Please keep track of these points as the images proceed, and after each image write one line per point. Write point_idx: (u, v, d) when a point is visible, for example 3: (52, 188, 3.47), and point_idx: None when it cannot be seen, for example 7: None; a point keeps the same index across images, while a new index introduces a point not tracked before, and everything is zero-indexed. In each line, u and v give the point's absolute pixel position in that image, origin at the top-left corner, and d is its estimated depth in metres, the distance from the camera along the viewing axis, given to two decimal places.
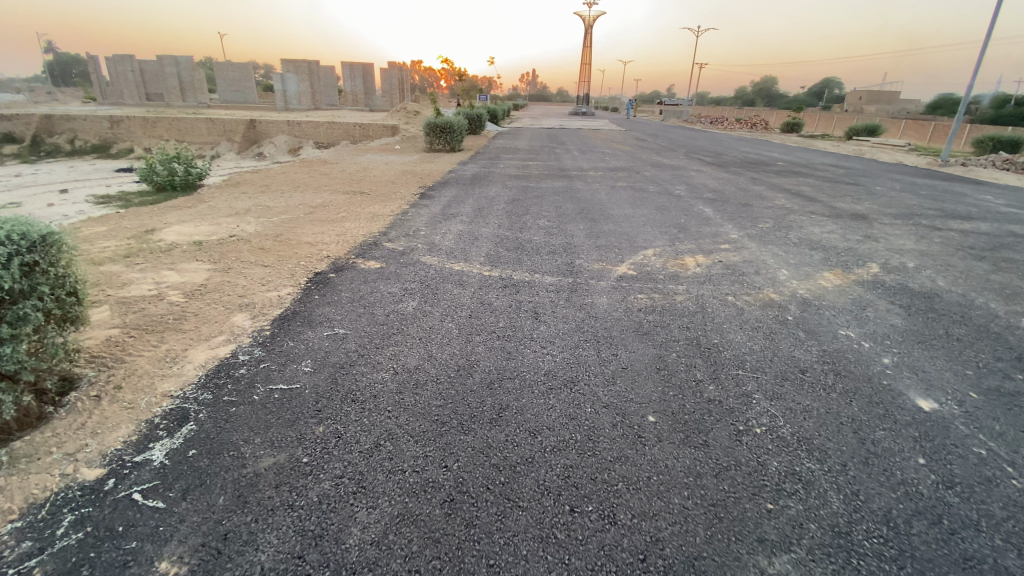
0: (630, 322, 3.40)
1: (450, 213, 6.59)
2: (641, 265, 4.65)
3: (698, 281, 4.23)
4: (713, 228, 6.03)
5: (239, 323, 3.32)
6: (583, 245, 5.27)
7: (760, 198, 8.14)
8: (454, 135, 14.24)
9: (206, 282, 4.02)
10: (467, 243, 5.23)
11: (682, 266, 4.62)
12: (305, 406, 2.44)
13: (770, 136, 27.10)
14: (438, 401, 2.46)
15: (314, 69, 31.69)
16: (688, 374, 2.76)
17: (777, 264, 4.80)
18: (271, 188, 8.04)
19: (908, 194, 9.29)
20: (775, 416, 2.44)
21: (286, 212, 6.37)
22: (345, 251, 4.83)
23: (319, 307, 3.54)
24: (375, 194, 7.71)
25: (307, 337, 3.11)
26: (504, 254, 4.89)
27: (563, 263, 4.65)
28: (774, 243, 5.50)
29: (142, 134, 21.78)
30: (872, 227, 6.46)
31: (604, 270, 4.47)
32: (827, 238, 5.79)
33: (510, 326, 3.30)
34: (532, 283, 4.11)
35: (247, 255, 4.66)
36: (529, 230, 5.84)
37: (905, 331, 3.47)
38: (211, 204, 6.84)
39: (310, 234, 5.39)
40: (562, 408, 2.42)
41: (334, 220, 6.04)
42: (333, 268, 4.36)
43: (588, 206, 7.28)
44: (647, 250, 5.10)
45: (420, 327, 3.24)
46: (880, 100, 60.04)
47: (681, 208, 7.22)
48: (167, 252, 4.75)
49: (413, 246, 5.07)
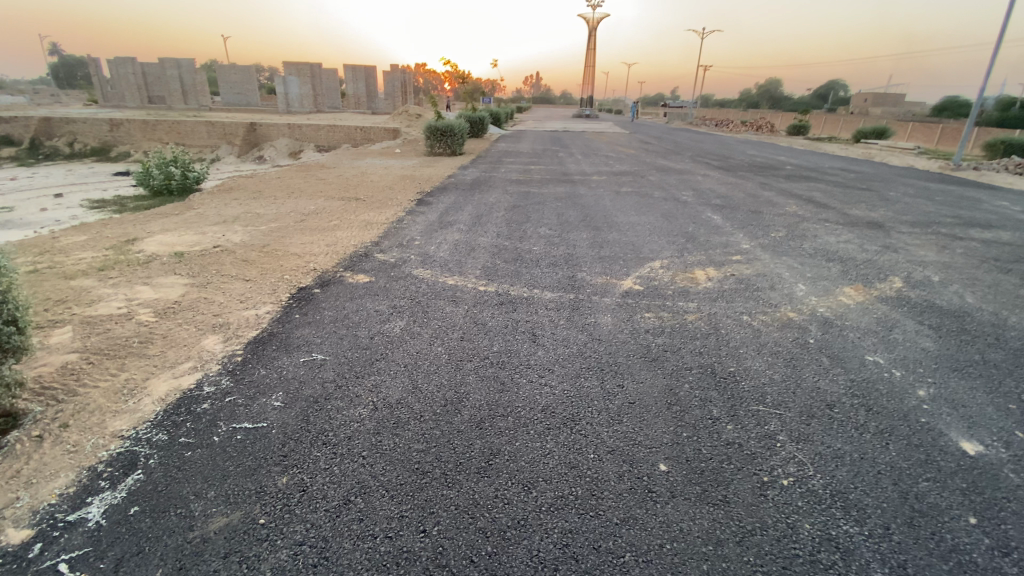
0: (637, 346, 3.10)
1: (447, 221, 6.31)
2: (648, 278, 4.36)
3: (710, 298, 3.94)
4: (723, 238, 5.73)
5: (209, 348, 3.04)
6: (586, 256, 4.98)
7: (771, 205, 7.84)
8: (455, 138, 14.01)
9: (181, 299, 3.76)
10: (463, 254, 4.95)
11: (692, 281, 4.32)
12: (269, 452, 2.15)
13: (776, 139, 26.76)
14: (420, 445, 2.17)
15: (317, 71, 31.56)
16: (703, 411, 2.46)
17: (793, 277, 4.50)
18: (264, 194, 7.80)
19: (923, 200, 8.97)
20: (803, 465, 2.14)
21: (277, 219, 6.12)
22: (333, 263, 4.56)
23: (299, 328, 3.27)
24: (370, 200, 7.46)
25: (281, 364, 2.82)
26: (502, 266, 4.60)
27: (565, 277, 4.36)
28: (788, 254, 5.20)
29: (142, 137, 21.65)
30: (889, 236, 6.15)
31: (608, 285, 4.18)
32: (844, 249, 5.49)
33: (505, 350, 3.00)
34: (531, 299, 3.83)
35: (229, 268, 4.40)
36: (530, 239, 5.56)
37: (938, 356, 3.16)
38: (200, 211, 6.59)
39: (299, 244, 5.13)
40: (561, 455, 2.12)
41: (326, 229, 5.77)
42: (319, 282, 4.08)
43: (591, 213, 7.01)
44: (654, 262, 4.81)
45: (406, 352, 2.95)
46: (886, 103, 59.49)
47: (689, 215, 6.92)
48: (145, 264, 4.49)
49: (406, 257, 4.80)
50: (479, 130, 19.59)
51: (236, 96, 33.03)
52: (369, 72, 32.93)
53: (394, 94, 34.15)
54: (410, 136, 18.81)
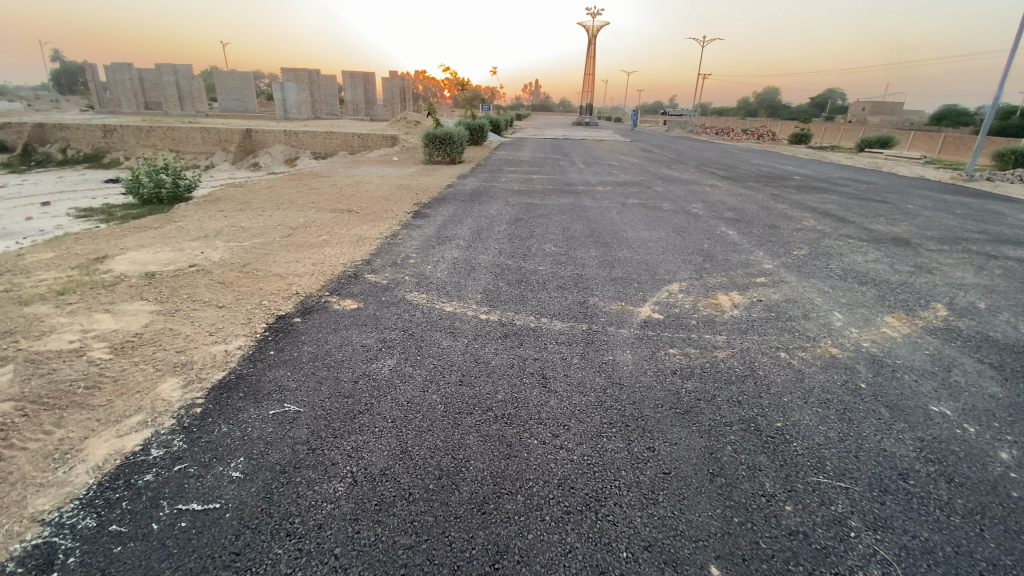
0: (665, 394, 2.65)
1: (445, 236, 5.89)
2: (667, 304, 3.94)
3: (739, 329, 3.51)
4: (742, 256, 5.31)
5: (165, 395, 2.60)
6: (596, 277, 4.55)
7: (787, 218, 7.45)
8: (454, 146, 13.63)
9: (143, 330, 3.31)
10: (463, 275, 4.52)
11: (717, 308, 3.90)
12: (218, 547, 1.71)
13: (777, 148, 26.55)
14: (408, 538, 1.73)
15: (315, 78, 31.24)
16: (754, 486, 2.02)
17: (827, 304, 4.09)
18: (252, 205, 7.38)
19: (943, 214, 8.58)
20: (889, 566, 1.70)
21: (262, 234, 5.70)
22: (319, 286, 4.12)
23: (272, 369, 2.82)
24: (364, 212, 7.05)
25: (246, 419, 2.38)
26: (505, 289, 4.17)
27: (575, 302, 3.93)
28: (816, 276, 4.80)
29: (136, 143, 21.25)
30: (919, 254, 5.75)
31: (624, 313, 3.74)
32: (874, 270, 5.08)
33: (512, 398, 2.55)
34: (539, 331, 3.39)
35: (203, 292, 3.96)
36: (534, 257, 5.15)
37: (1012, 405, 2.74)
38: (181, 225, 6.16)
39: (283, 263, 4.69)
40: (586, 553, 1.68)
41: (314, 245, 5.34)
42: (300, 309, 3.65)
43: (598, 227, 6.61)
44: (671, 285, 4.38)
45: (394, 403, 2.50)
46: (887, 112, 59.32)
47: (702, 230, 6.51)
48: (110, 287, 4.05)
49: (399, 278, 4.37)
50: (478, 137, 19.21)
51: (233, 102, 32.68)
52: (368, 78, 32.64)
53: (393, 101, 33.87)
54: (408, 144, 18.47)
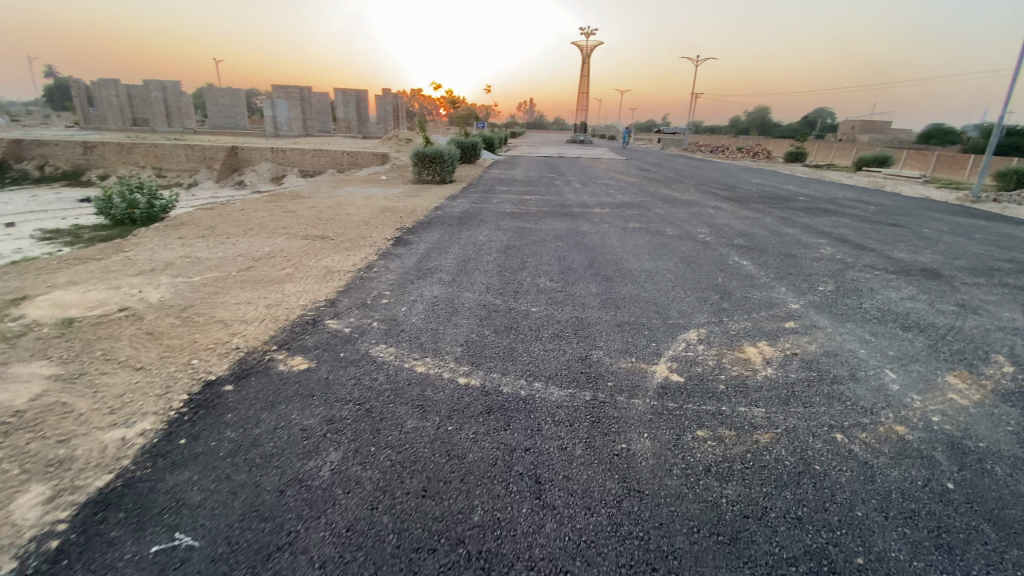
0: (699, 510, 1.97)
1: (426, 269, 5.22)
2: (686, 360, 3.27)
3: (778, 399, 2.85)
4: (764, 294, 4.68)
5: (16, 518, 1.90)
6: (599, 321, 3.88)
7: (801, 245, 6.86)
8: (444, 164, 13.05)
9: (27, 406, 2.60)
10: (442, 319, 3.83)
11: (747, 366, 3.24)
12: None
13: (775, 166, 26.25)
14: None
15: (306, 95, 30.84)
16: None
17: (874, 359, 3.45)
18: (217, 230, 6.71)
19: (965, 239, 8.02)
20: None
21: (218, 267, 5.01)
22: (267, 336, 3.44)
23: (177, 474, 2.14)
24: (340, 239, 6.39)
25: (115, 565, 1.69)
26: (491, 339, 3.49)
27: (575, 356, 3.26)
28: (851, 319, 4.17)
29: (117, 161, 20.53)
30: (958, 289, 5.15)
31: (636, 375, 3.05)
32: (914, 311, 4.45)
33: (493, 521, 1.86)
34: (532, 400, 2.70)
35: (124, 346, 3.26)
36: (527, 295, 4.48)
37: None
38: (129, 255, 5.45)
39: (230, 305, 3.99)
40: None
41: (275, 280, 4.65)
42: (235, 373, 2.95)
43: (598, 256, 5.97)
44: (687, 333, 3.71)
45: (328, 533, 1.80)
46: (878, 130, 59.42)
47: (714, 261, 5.88)
48: (12, 340, 3.34)
49: (366, 324, 3.66)
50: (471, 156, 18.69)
51: (224, 119, 32.09)
52: (361, 96, 32.28)
53: (385, 119, 33.44)
54: (399, 162, 17.91)
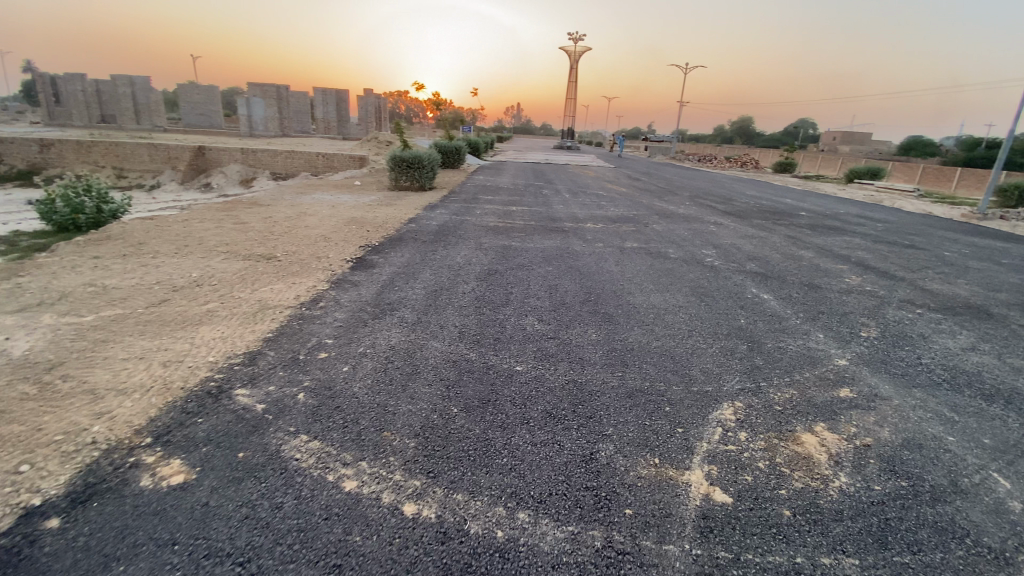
0: None
1: (387, 303, 4.26)
2: (729, 461, 2.36)
3: (873, 539, 1.95)
4: (801, 344, 3.81)
5: None
6: (604, 390, 2.95)
7: (823, 272, 6.06)
8: (423, 169, 12.08)
9: None
10: (396, 385, 2.87)
11: (812, 470, 2.34)
12: None
13: (766, 177, 25.69)
14: None
15: (284, 94, 29.63)
16: None
17: (972, 454, 2.56)
18: (147, 247, 5.69)
19: (992, 265, 7.30)
20: None
21: (127, 300, 4.01)
22: (146, 420, 2.45)
23: None
24: (290, 260, 5.40)
25: None
26: (459, 421, 2.54)
27: (577, 455, 2.32)
28: (917, 383, 3.31)
29: (75, 159, 19.22)
30: (1018, 335, 4.34)
31: (664, 492, 2.12)
32: (984, 369, 3.61)
33: None
34: (513, 552, 1.77)
35: None
36: (511, 344, 3.55)
37: None
38: (20, 281, 4.41)
39: (116, 362, 3.00)
40: None
41: (189, 321, 3.65)
42: (75, 495, 1.96)
43: (595, 285, 5.08)
44: (721, 411, 2.80)
45: None
46: (862, 141, 59.76)
47: (730, 294, 5.00)
48: None
49: (290, 397, 2.69)
50: (454, 161, 17.74)
51: (198, 117, 30.66)
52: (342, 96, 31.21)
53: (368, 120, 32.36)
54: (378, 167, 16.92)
